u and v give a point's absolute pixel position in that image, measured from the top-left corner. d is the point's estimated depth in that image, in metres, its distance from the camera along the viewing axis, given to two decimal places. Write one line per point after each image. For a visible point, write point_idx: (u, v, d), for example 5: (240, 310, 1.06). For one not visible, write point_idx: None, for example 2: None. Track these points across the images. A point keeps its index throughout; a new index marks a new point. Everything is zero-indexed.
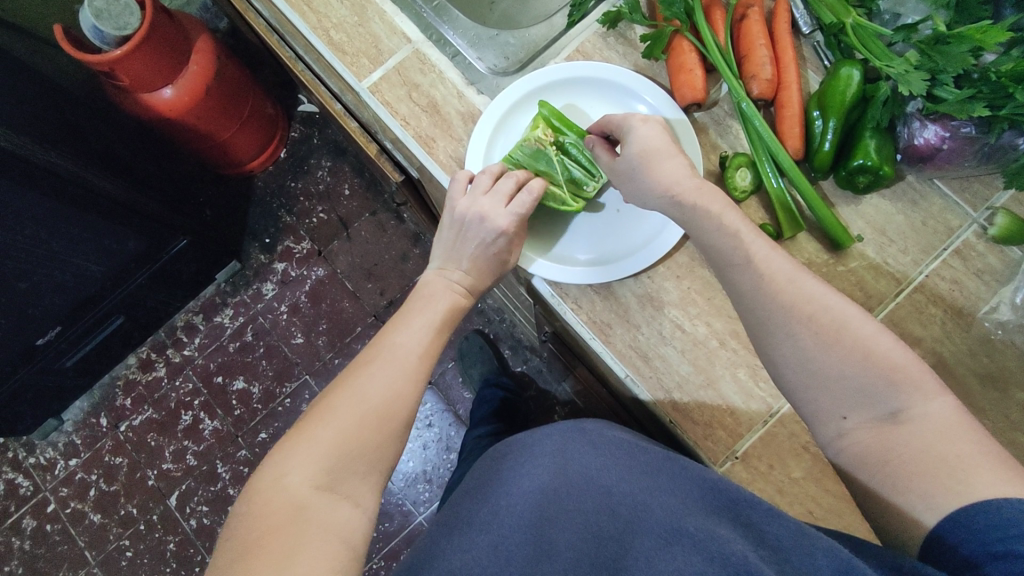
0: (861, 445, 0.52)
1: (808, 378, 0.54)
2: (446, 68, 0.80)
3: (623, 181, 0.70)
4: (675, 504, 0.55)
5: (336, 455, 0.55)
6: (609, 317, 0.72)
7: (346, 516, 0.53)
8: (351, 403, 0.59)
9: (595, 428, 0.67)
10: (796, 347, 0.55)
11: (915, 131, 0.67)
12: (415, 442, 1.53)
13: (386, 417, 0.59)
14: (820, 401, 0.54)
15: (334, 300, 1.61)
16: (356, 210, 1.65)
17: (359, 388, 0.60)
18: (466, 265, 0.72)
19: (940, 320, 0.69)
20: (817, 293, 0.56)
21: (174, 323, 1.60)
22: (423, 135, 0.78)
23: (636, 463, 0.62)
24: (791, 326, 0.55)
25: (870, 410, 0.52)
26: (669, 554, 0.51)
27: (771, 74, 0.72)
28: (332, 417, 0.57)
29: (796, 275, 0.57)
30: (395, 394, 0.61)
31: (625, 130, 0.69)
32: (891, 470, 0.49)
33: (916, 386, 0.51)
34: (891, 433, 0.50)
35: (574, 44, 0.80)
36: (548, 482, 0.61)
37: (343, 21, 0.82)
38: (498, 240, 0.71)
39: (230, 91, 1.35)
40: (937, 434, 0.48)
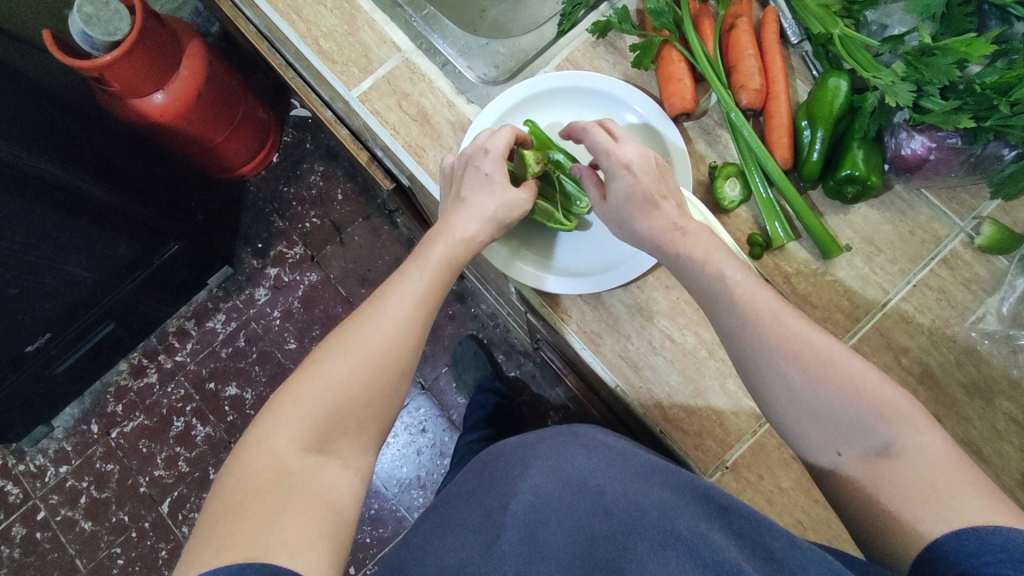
0: (853, 477, 0.53)
1: (799, 408, 0.55)
2: (436, 77, 0.80)
3: (615, 222, 0.69)
4: (668, 505, 0.56)
5: (323, 415, 0.55)
6: (599, 326, 0.72)
7: (333, 477, 0.54)
8: (341, 358, 0.58)
9: (588, 433, 0.68)
10: (779, 375, 0.56)
11: (902, 142, 0.68)
12: (409, 447, 1.53)
13: (379, 370, 0.59)
14: (811, 434, 0.55)
15: (328, 305, 1.61)
16: (350, 215, 1.64)
17: (351, 339, 0.59)
18: (475, 212, 0.69)
19: (926, 330, 0.69)
20: (802, 331, 0.56)
21: (166, 330, 1.60)
22: (413, 144, 0.78)
23: (626, 465, 0.62)
24: (778, 366, 0.56)
25: (861, 443, 0.52)
26: (660, 554, 0.50)
27: (759, 84, 0.72)
28: (319, 374, 0.57)
29: (779, 312, 0.58)
30: (390, 345, 0.60)
31: (609, 171, 0.68)
32: (887, 495, 0.50)
33: (908, 419, 0.52)
34: (885, 464, 0.51)
35: (563, 53, 0.80)
36: (539, 481, 0.61)
37: (333, 30, 0.82)
38: (501, 173, 0.70)
39: (221, 97, 1.35)
40: (926, 464, 0.49)
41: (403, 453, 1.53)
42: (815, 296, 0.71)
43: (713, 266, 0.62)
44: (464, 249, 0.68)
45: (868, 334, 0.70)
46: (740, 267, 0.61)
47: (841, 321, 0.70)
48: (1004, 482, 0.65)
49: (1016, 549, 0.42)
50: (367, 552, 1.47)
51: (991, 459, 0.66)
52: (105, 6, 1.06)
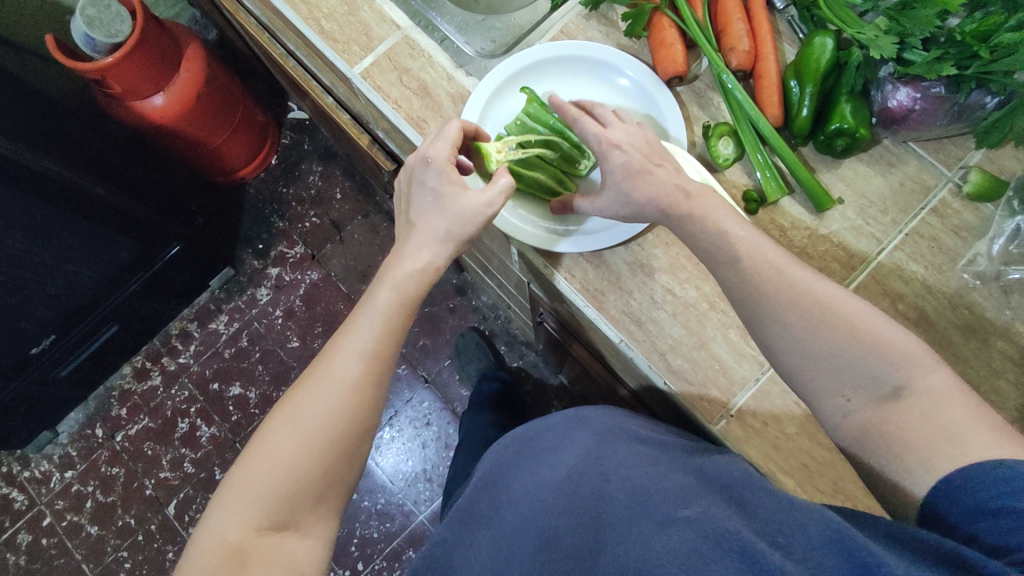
0: (862, 420, 0.54)
1: (802, 353, 0.57)
2: (435, 52, 0.82)
3: (608, 204, 0.70)
4: (672, 488, 0.55)
5: (273, 494, 0.55)
6: (602, 284, 0.73)
7: (293, 548, 0.55)
8: (288, 432, 0.58)
9: (596, 416, 0.70)
10: (785, 328, 0.57)
11: (888, 94, 0.70)
12: (415, 441, 1.54)
13: (330, 440, 0.58)
14: (819, 385, 0.56)
15: (328, 303, 1.62)
16: (348, 213, 1.67)
17: (296, 412, 0.59)
18: (423, 238, 0.68)
19: (920, 276, 0.71)
20: (801, 285, 0.58)
21: (169, 331, 1.61)
22: (415, 117, 0.80)
23: (634, 452, 0.62)
24: (780, 315, 0.57)
25: (870, 388, 0.54)
26: (663, 533, 0.50)
27: (748, 46, 0.75)
28: (264, 453, 0.57)
29: (781, 269, 0.59)
30: (339, 415, 0.59)
31: (601, 156, 0.68)
32: (906, 441, 0.51)
33: (915, 361, 0.53)
34: (896, 408, 0.52)
35: (558, 26, 0.82)
36: (546, 472, 0.64)
37: (334, 11, 0.84)
38: (448, 184, 0.68)
39: (221, 98, 1.37)
40: (934, 404, 0.50)
41: (409, 447, 1.54)
42: (810, 248, 0.73)
43: (712, 223, 0.64)
44: (413, 284, 0.67)
45: (864, 283, 0.72)
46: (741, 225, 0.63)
47: (837, 271, 0.72)
48: (1004, 419, 0.67)
49: (1017, 479, 0.43)
50: (375, 547, 1.47)
51: (989, 396, 0.67)
52: (108, 10, 1.11)
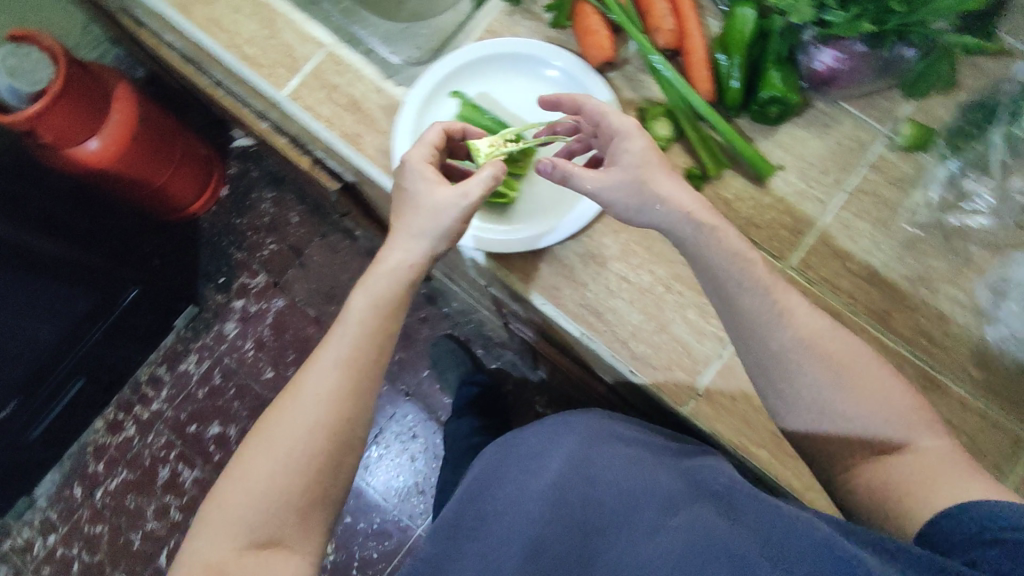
0: (867, 475, 0.54)
1: (825, 389, 0.55)
2: (362, 65, 0.80)
3: (623, 184, 0.62)
4: (662, 498, 0.57)
5: (253, 515, 0.55)
6: (556, 280, 0.73)
7: (282, 566, 0.55)
8: (264, 453, 0.57)
9: (581, 418, 0.68)
10: (800, 373, 0.56)
11: (812, 57, 0.70)
12: (403, 455, 1.51)
13: (308, 455, 0.57)
14: (826, 438, 0.56)
15: (298, 329, 1.58)
16: (306, 236, 1.61)
17: (270, 432, 0.58)
18: (406, 238, 0.66)
19: (867, 233, 0.71)
20: (810, 328, 0.57)
21: (138, 379, 1.56)
22: (349, 133, 0.78)
23: (622, 456, 0.63)
24: (806, 351, 0.56)
25: (875, 440, 0.54)
26: (652, 538, 0.53)
27: (672, 24, 0.75)
28: (242, 475, 0.56)
29: (786, 308, 0.58)
30: (312, 428, 0.57)
31: (624, 132, 0.63)
32: (912, 487, 0.51)
33: (918, 421, 0.54)
34: (901, 459, 0.53)
35: (484, 24, 0.81)
36: (531, 479, 0.62)
37: (254, 35, 0.82)
38: (423, 181, 0.66)
39: (158, 135, 1.32)
40: (940, 462, 0.52)
41: (398, 462, 1.51)
42: (756, 218, 0.73)
43: None
44: (385, 283, 0.64)
45: (812, 246, 0.72)
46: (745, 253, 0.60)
47: (785, 237, 0.72)
48: (959, 363, 0.68)
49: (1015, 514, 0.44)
50: (375, 567, 1.45)
51: (944, 343, 0.68)
52: (28, 58, 1.10)
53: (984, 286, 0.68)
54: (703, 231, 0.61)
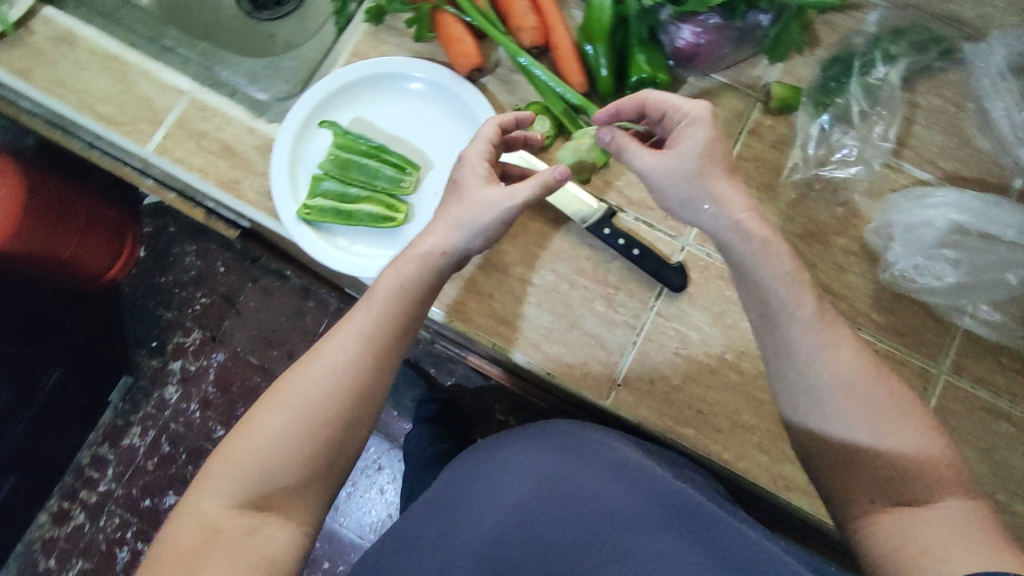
0: (882, 528, 0.50)
1: (864, 418, 0.52)
2: (228, 108, 0.77)
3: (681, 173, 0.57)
4: (630, 524, 0.53)
5: (257, 477, 0.51)
6: (461, 294, 0.71)
7: (273, 534, 0.51)
8: (276, 416, 0.53)
9: (559, 432, 0.65)
10: (840, 410, 0.53)
11: (674, 35, 0.71)
12: (371, 490, 1.38)
13: (317, 423, 0.53)
14: (849, 482, 0.53)
15: (244, 379, 1.40)
16: (236, 283, 1.43)
17: (285, 395, 0.53)
18: (449, 237, 0.59)
19: (756, 198, 0.72)
20: (850, 369, 0.53)
21: (79, 464, 1.38)
22: (226, 180, 0.75)
23: (602, 470, 0.60)
24: (850, 376, 0.53)
25: (894, 488, 0.51)
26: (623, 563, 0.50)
27: (534, 22, 0.74)
28: (251, 432, 0.53)
29: (832, 343, 0.54)
30: (329, 400, 0.53)
31: (693, 118, 0.57)
32: (919, 551, 0.48)
33: (939, 474, 0.51)
34: (922, 515, 0.49)
35: (348, 47, 0.79)
36: (502, 488, 0.59)
37: (107, 92, 0.78)
38: (474, 176, 0.61)
39: (54, 204, 1.16)
40: (960, 525, 0.48)
41: (368, 497, 1.38)
42: (649, 199, 0.73)
43: None
44: (414, 268, 0.58)
45: None
46: (792, 284, 0.55)
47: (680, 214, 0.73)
48: (862, 310, 0.69)
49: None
50: None
51: (844, 293, 0.70)
52: None
53: (870, 232, 0.70)
54: (750, 240, 0.56)
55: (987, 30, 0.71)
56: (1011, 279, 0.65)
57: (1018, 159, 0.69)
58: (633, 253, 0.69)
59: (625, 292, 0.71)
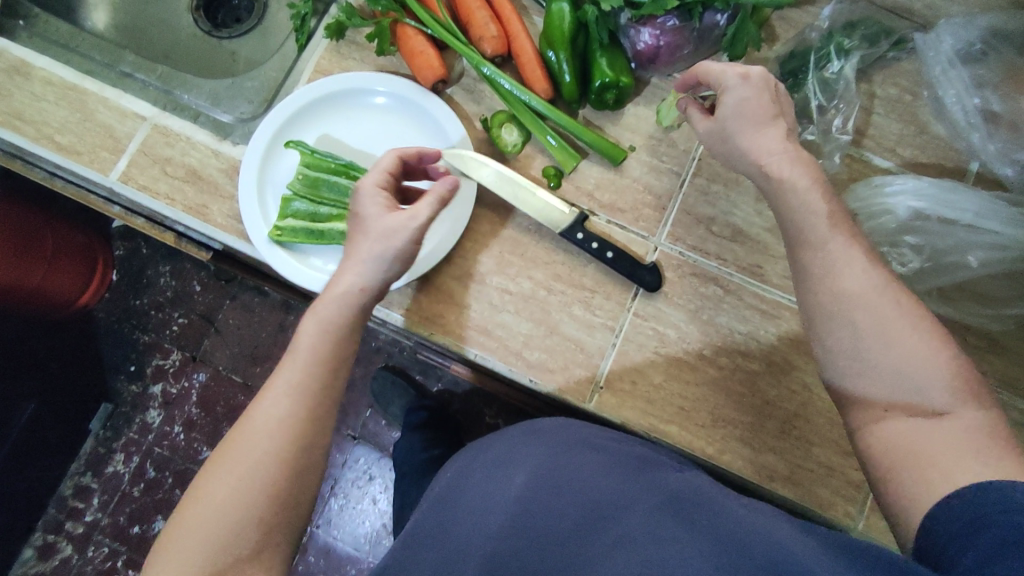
0: (894, 445, 0.50)
1: (875, 332, 0.51)
2: (192, 131, 0.76)
3: (720, 141, 0.63)
4: (621, 506, 0.54)
5: (212, 547, 0.49)
6: (440, 307, 0.71)
7: None
8: (218, 485, 0.51)
9: (550, 428, 0.66)
10: (850, 323, 0.52)
11: (634, 38, 0.72)
12: (363, 501, 1.36)
13: (263, 481, 0.51)
14: (859, 395, 0.52)
15: (227, 399, 1.38)
16: (214, 302, 1.41)
17: (224, 461, 0.52)
18: (359, 266, 0.60)
19: (724, 194, 0.74)
20: (863, 288, 0.53)
21: (63, 494, 1.35)
22: (194, 205, 0.74)
23: (591, 455, 0.61)
24: (863, 295, 0.52)
25: (914, 403, 0.50)
26: (611, 554, 0.50)
27: (495, 30, 0.74)
28: (196, 507, 0.50)
29: (843, 260, 0.54)
30: (269, 454, 0.52)
31: (722, 83, 0.61)
32: (924, 461, 0.47)
33: (960, 392, 0.49)
34: (932, 427, 0.48)
35: (310, 65, 0.78)
36: (499, 488, 0.61)
37: (66, 122, 0.76)
38: (375, 207, 0.62)
39: (12, 233, 1.12)
40: (969, 439, 0.46)
41: (359, 509, 1.37)
42: (619, 201, 0.74)
43: None
44: (336, 309, 0.59)
45: (677, 218, 0.74)
46: (807, 215, 0.56)
47: (650, 215, 0.74)
48: None
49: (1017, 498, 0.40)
50: None
51: None
52: None
53: (851, 191, 0.71)
54: (775, 179, 0.59)
55: (934, 21, 0.74)
56: (971, 262, 0.67)
57: (972, 143, 0.71)
58: (607, 256, 0.70)
59: (602, 295, 0.72)
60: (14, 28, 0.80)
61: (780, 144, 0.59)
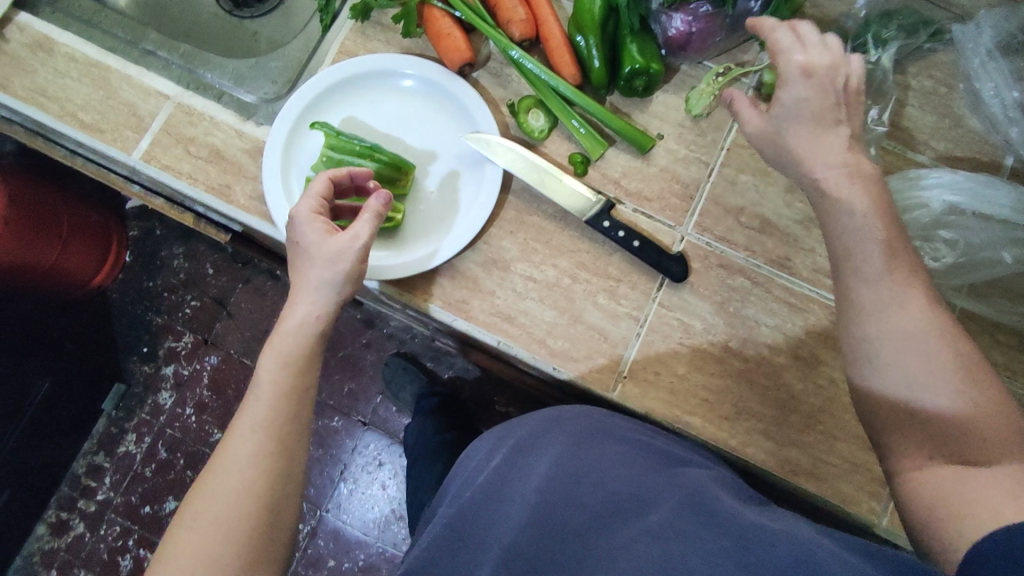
0: (932, 492, 0.49)
1: (921, 373, 0.50)
2: (215, 111, 0.76)
3: (773, 139, 0.61)
4: (645, 504, 0.54)
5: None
6: (463, 293, 0.71)
7: None
8: (194, 523, 0.52)
9: (570, 417, 0.66)
10: (894, 364, 0.51)
11: (666, 24, 0.71)
12: (372, 487, 1.36)
13: (237, 515, 0.53)
14: (898, 433, 0.52)
15: (238, 382, 1.39)
16: (227, 285, 1.41)
17: (199, 500, 0.53)
18: (308, 293, 0.60)
19: (753, 185, 0.73)
20: (912, 327, 0.51)
21: (75, 473, 1.36)
22: (216, 185, 0.74)
23: (612, 450, 0.60)
24: (912, 337, 0.51)
25: (955, 448, 0.49)
26: (630, 548, 0.50)
27: (524, 14, 0.72)
28: (174, 547, 0.52)
29: (897, 297, 0.52)
30: (243, 488, 0.53)
31: (784, 76, 0.59)
32: (963, 509, 0.46)
33: (1005, 440, 0.48)
34: (971, 476, 0.47)
35: (335, 46, 0.77)
36: (520, 478, 0.60)
37: (89, 99, 0.76)
38: (314, 233, 0.61)
39: (32, 213, 1.12)
40: (1012, 486, 0.45)
41: (367, 494, 1.36)
42: (646, 190, 0.73)
43: None
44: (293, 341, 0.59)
45: (705, 208, 0.73)
46: (859, 240, 0.54)
47: (677, 204, 0.73)
48: None
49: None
50: None
51: None
52: None
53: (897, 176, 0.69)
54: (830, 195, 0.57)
55: (973, 13, 0.73)
56: (1005, 259, 0.66)
57: (1009, 138, 0.70)
58: (634, 245, 0.69)
59: (627, 284, 0.71)
60: (35, 2, 0.79)
61: (842, 155, 0.57)
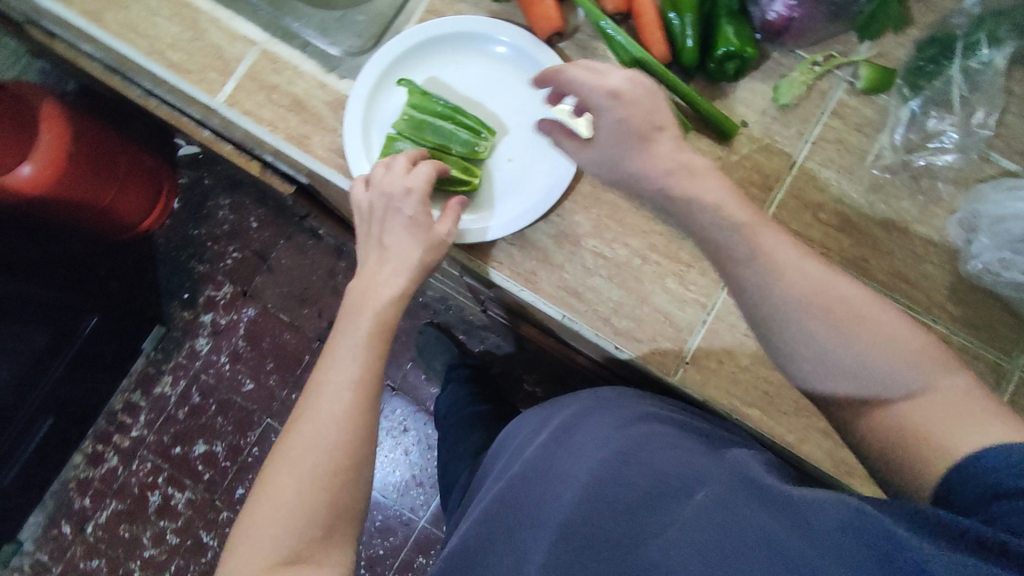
0: (884, 437, 0.49)
1: (822, 348, 0.50)
2: (300, 61, 0.76)
3: (603, 164, 0.62)
4: (694, 479, 0.51)
5: (285, 531, 0.52)
6: (531, 264, 0.71)
7: None
8: (287, 474, 0.54)
9: (618, 403, 0.64)
10: (807, 333, 0.51)
11: (765, 7, 0.69)
12: (395, 451, 1.37)
13: (329, 470, 0.54)
14: (832, 394, 0.51)
15: (274, 335, 1.41)
16: (270, 240, 1.43)
17: (289, 452, 0.55)
18: (402, 269, 0.64)
19: (835, 182, 0.71)
20: (805, 289, 0.51)
21: (112, 409, 1.39)
22: (295, 135, 0.74)
23: (657, 430, 0.58)
24: (800, 313, 0.51)
25: (883, 390, 0.49)
26: (684, 523, 0.47)
27: None
28: (265, 495, 0.54)
29: (777, 269, 0.52)
30: (334, 446, 0.55)
31: (597, 106, 0.60)
32: (925, 444, 0.46)
33: (935, 358, 0.49)
34: (918, 404, 0.47)
35: (422, 6, 0.77)
36: (569, 459, 0.59)
37: (177, 39, 0.77)
38: (423, 214, 0.65)
39: (97, 150, 1.13)
40: (962, 400, 0.46)
41: (391, 457, 1.37)
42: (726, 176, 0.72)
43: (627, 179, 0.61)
44: (391, 310, 0.62)
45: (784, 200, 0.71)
46: (729, 228, 0.54)
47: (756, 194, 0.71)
48: (932, 299, 0.69)
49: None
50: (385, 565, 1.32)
51: (920, 283, 0.69)
52: None
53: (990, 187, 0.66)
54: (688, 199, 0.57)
55: None
56: None
57: None
58: None
59: (697, 270, 0.70)
60: None
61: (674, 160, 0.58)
